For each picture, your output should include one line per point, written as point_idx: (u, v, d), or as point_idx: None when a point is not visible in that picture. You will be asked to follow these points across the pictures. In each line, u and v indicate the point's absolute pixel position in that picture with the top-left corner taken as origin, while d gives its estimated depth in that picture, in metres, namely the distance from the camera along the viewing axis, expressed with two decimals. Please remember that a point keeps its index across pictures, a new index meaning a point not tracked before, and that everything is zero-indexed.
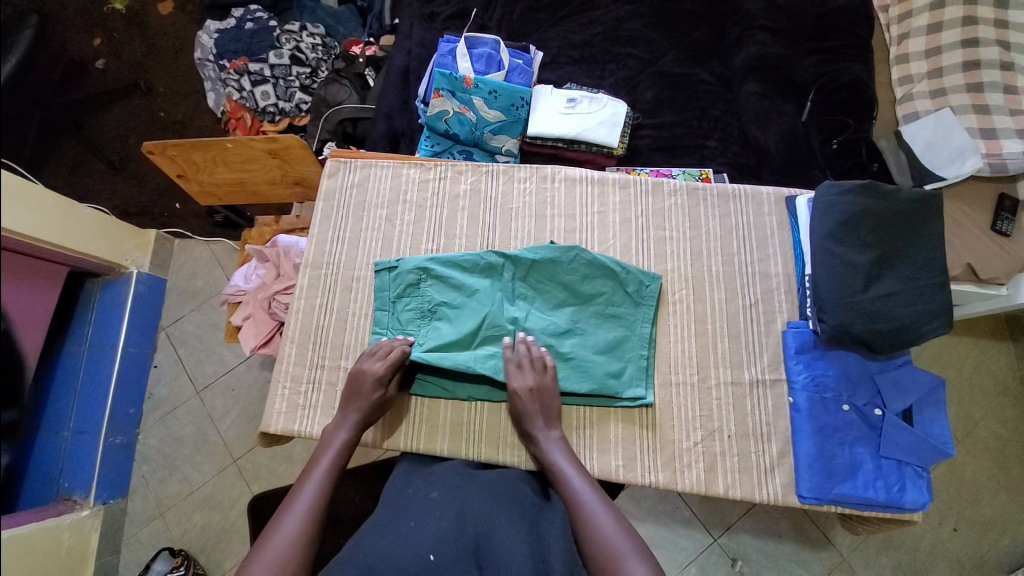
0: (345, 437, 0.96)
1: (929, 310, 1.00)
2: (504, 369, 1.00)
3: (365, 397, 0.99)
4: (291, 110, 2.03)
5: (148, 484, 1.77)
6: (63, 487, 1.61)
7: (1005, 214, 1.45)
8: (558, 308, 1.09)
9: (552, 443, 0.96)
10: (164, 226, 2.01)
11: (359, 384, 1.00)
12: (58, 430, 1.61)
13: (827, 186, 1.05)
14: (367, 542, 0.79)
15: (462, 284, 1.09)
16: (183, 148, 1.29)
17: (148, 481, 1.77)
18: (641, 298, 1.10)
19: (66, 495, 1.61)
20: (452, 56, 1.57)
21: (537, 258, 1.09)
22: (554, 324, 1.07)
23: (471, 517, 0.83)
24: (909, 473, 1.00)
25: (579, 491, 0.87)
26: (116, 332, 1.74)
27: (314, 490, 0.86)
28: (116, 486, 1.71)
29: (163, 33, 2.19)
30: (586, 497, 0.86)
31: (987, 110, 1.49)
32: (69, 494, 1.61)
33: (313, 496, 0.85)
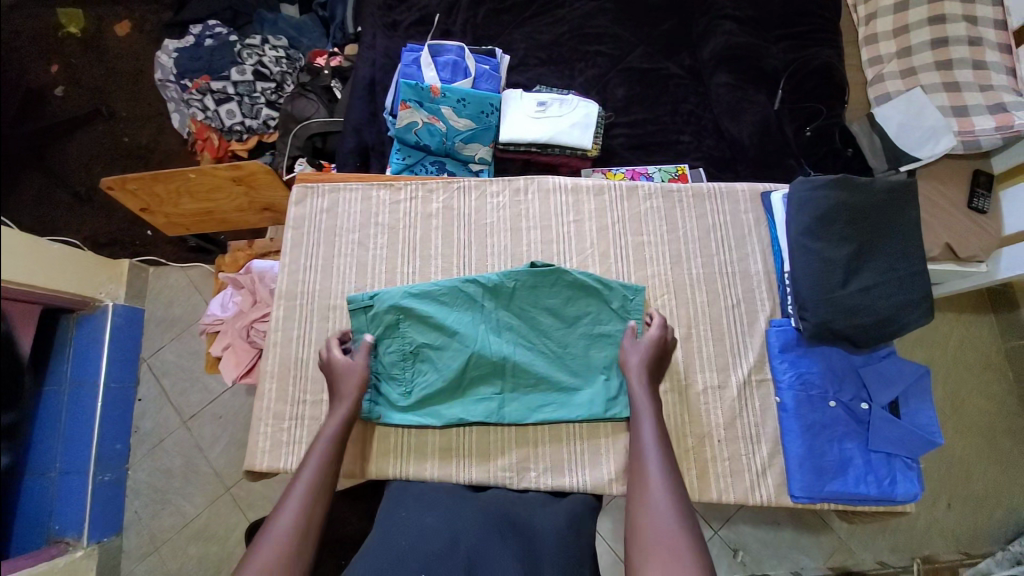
0: (335, 431, 0.94)
1: (911, 300, 1.00)
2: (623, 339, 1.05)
3: (352, 397, 0.98)
4: (258, 126, 1.95)
5: (141, 519, 1.72)
6: (53, 530, 1.57)
7: (981, 190, 1.46)
8: (543, 334, 1.07)
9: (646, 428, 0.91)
10: (136, 255, 1.92)
11: (344, 384, 0.99)
12: (44, 471, 1.57)
13: (802, 182, 1.04)
14: (360, 559, 0.78)
15: (448, 322, 1.06)
16: (145, 180, 1.25)
17: (142, 516, 1.72)
18: (628, 313, 1.08)
19: (59, 537, 1.57)
20: (417, 66, 1.54)
21: (517, 282, 1.07)
22: (540, 353, 1.06)
23: (464, 539, 0.82)
24: (899, 465, 1.01)
25: (651, 484, 0.82)
26: (95, 364, 1.69)
27: (307, 490, 0.84)
28: (110, 525, 1.66)
29: (121, 55, 2.12)
30: (656, 494, 0.81)
31: (958, 87, 1.49)
32: (61, 536, 1.57)
33: (306, 495, 0.84)
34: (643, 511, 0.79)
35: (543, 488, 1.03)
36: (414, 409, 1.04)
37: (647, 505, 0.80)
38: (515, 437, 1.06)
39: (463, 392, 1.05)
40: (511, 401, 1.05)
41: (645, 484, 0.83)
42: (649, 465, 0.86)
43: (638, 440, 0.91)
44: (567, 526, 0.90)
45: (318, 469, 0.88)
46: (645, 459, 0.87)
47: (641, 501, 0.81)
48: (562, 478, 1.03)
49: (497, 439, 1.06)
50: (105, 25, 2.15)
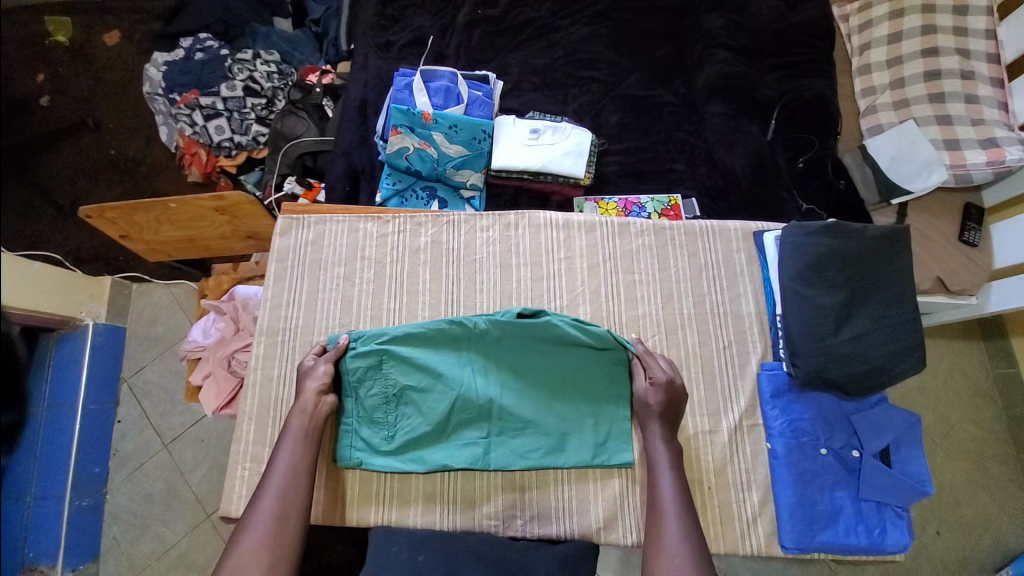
0: (301, 423, 0.98)
1: (901, 348, 1.04)
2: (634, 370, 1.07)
3: (311, 398, 0.99)
4: (247, 143, 1.82)
5: (119, 545, 1.57)
6: (28, 556, 1.45)
7: (971, 223, 1.45)
8: (530, 377, 1.07)
9: (658, 437, 1.00)
10: (118, 270, 1.78)
11: (308, 382, 1.02)
12: (20, 496, 1.45)
13: (794, 228, 1.09)
14: None
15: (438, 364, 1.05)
16: (124, 210, 1.29)
17: (120, 542, 1.58)
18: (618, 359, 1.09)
19: (33, 564, 1.45)
20: (409, 90, 1.52)
21: (502, 328, 1.06)
22: (527, 396, 1.05)
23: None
24: (889, 514, 1.03)
25: (663, 493, 0.95)
26: (76, 384, 1.56)
27: (283, 479, 0.93)
28: (87, 549, 1.53)
29: (109, 66, 2.00)
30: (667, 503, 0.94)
31: (950, 120, 1.48)
32: (36, 564, 1.45)
33: (280, 484, 0.92)
34: (656, 519, 0.93)
35: (530, 536, 1.02)
36: (398, 453, 1.03)
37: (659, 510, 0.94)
38: (501, 483, 1.04)
39: (447, 436, 1.04)
40: (498, 446, 1.03)
41: (657, 491, 0.96)
42: (661, 474, 0.97)
43: (653, 450, 1.00)
44: None
45: (291, 458, 0.95)
46: (659, 467, 0.98)
47: (655, 507, 0.95)
48: (549, 526, 1.03)
49: (482, 485, 1.05)
50: (94, 33, 2.03)
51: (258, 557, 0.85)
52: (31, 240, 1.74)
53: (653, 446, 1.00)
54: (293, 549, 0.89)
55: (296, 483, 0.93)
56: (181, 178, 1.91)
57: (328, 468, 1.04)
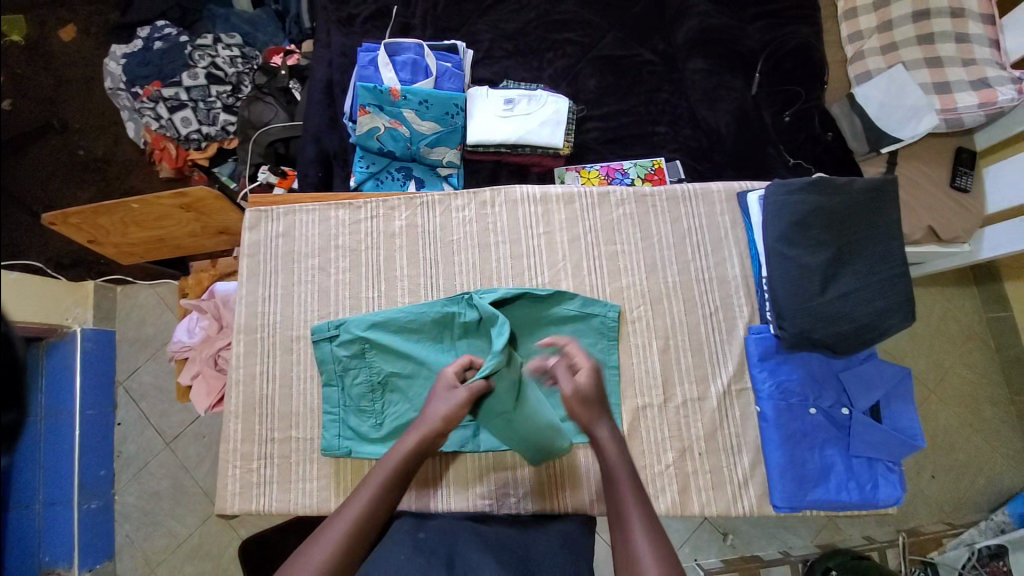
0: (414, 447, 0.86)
1: (891, 305, 1.02)
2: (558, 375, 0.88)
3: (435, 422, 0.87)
4: (217, 134, 1.73)
5: (133, 542, 1.57)
6: (44, 560, 1.43)
7: (963, 168, 1.41)
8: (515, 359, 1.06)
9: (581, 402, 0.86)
10: (100, 274, 1.71)
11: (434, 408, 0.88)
12: (26, 504, 1.42)
13: (777, 187, 1.07)
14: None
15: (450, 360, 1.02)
16: (87, 214, 1.28)
17: (134, 539, 1.57)
18: (607, 332, 1.09)
19: (50, 567, 1.43)
20: (374, 66, 1.45)
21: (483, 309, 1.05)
22: None
23: (460, 563, 0.80)
24: (881, 470, 1.05)
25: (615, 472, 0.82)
26: (70, 392, 1.52)
27: (355, 531, 0.76)
28: (101, 549, 1.52)
29: (67, 62, 1.90)
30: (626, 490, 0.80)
31: (939, 62, 1.41)
32: (52, 567, 1.43)
33: (347, 534, 0.76)
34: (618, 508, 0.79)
35: (523, 513, 1.05)
36: (387, 440, 1.03)
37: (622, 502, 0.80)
38: (494, 467, 1.06)
39: None
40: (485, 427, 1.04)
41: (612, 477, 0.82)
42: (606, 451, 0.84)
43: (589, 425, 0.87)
44: (561, 544, 0.92)
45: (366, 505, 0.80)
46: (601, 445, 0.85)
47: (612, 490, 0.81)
48: (542, 501, 1.05)
49: (473, 466, 1.06)
50: (48, 29, 1.92)
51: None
52: (8, 251, 1.66)
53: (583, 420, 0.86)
54: None
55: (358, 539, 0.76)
56: (151, 175, 1.84)
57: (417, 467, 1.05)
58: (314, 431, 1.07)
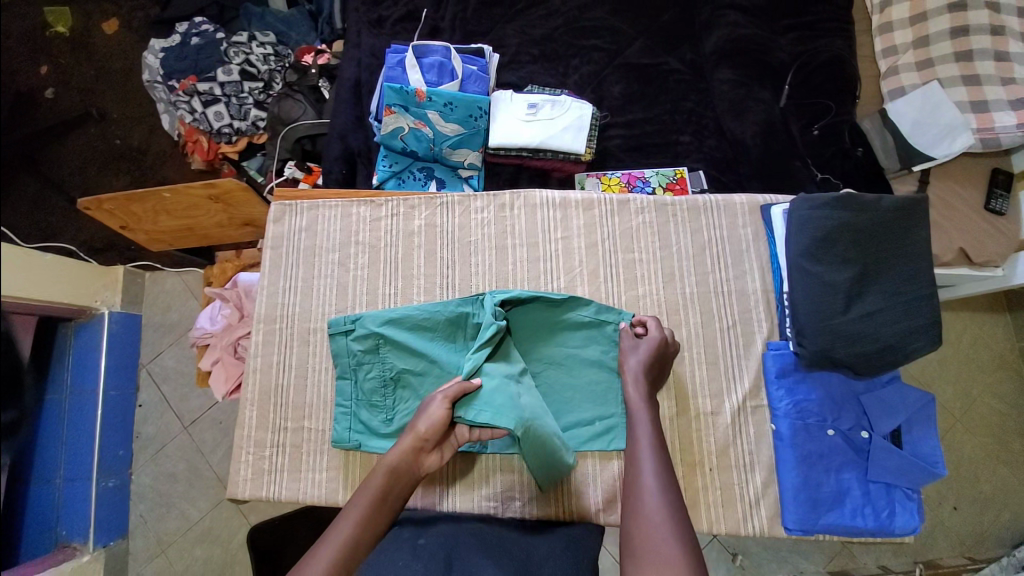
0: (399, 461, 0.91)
1: (916, 327, 1.00)
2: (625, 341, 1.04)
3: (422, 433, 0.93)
4: (247, 128, 1.78)
5: (147, 522, 1.61)
6: (61, 534, 1.48)
7: (999, 190, 1.36)
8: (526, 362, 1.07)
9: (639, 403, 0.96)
10: (130, 259, 1.77)
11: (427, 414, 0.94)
12: (48, 478, 1.47)
13: (802, 201, 1.05)
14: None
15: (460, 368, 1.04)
16: (120, 200, 1.33)
17: (148, 519, 1.61)
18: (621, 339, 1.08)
19: (66, 542, 1.48)
20: (402, 68, 1.47)
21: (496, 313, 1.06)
22: None
23: (457, 564, 0.82)
24: (899, 497, 1.02)
25: (643, 494, 0.82)
26: (94, 372, 1.57)
27: (345, 546, 0.79)
28: (117, 526, 1.57)
29: (111, 55, 1.97)
30: (651, 516, 0.79)
31: (978, 81, 1.37)
32: (69, 541, 1.48)
33: (341, 549, 0.78)
34: (637, 520, 0.79)
35: (528, 517, 1.04)
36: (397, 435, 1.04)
37: (644, 526, 0.78)
38: (501, 469, 1.06)
39: None
40: None
41: (640, 499, 0.82)
42: (642, 471, 0.85)
43: (634, 440, 0.91)
44: (566, 554, 0.92)
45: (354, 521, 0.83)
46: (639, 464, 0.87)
47: (634, 511, 0.81)
48: (547, 507, 1.04)
49: (480, 467, 1.07)
50: (93, 23, 2.00)
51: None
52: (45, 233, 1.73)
53: (636, 433, 0.92)
54: None
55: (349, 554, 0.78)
56: (184, 168, 1.91)
57: None
58: (327, 422, 1.09)
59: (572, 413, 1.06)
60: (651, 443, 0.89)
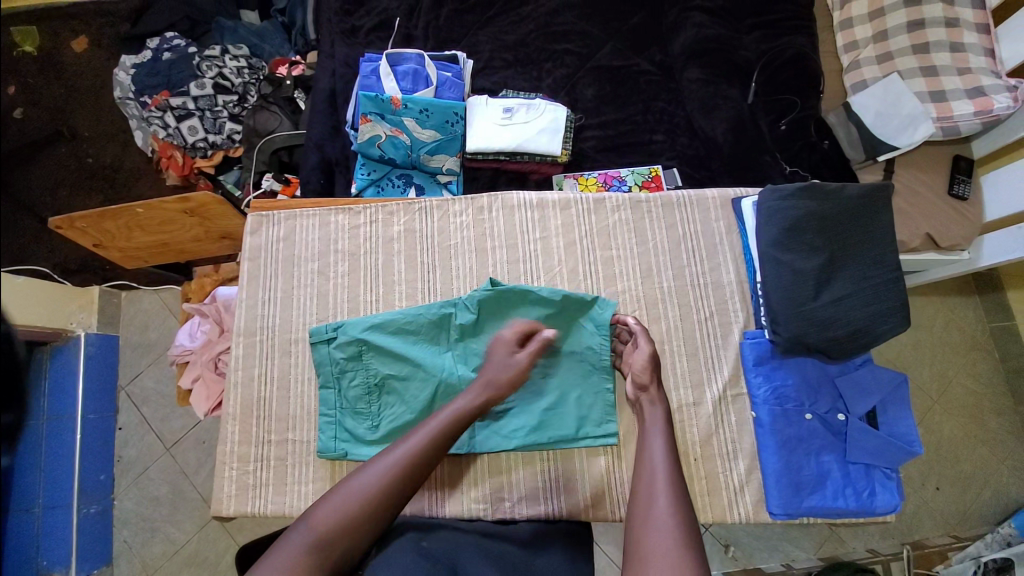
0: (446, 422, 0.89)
1: (885, 309, 1.03)
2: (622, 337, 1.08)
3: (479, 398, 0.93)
4: (222, 142, 1.76)
5: (132, 548, 1.57)
6: (42, 565, 1.43)
7: (960, 176, 1.42)
8: None
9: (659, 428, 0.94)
10: (106, 279, 1.73)
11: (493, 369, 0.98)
12: (27, 507, 1.43)
13: (770, 192, 1.08)
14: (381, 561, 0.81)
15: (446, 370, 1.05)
16: (92, 218, 1.32)
17: (132, 545, 1.57)
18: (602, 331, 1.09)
19: (47, 572, 1.44)
20: (376, 76, 1.48)
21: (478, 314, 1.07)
22: None
23: None
24: (878, 476, 1.05)
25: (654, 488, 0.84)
26: (72, 396, 1.53)
27: (359, 499, 0.80)
28: (100, 554, 1.52)
29: (79, 72, 1.94)
30: (660, 520, 0.80)
31: (935, 72, 1.43)
32: (49, 572, 1.44)
33: (362, 498, 0.80)
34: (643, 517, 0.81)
35: (519, 517, 1.05)
36: (384, 441, 1.03)
37: (652, 536, 0.78)
38: (488, 472, 1.07)
39: None
40: (482, 429, 1.04)
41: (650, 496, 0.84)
42: (657, 495, 0.83)
43: (649, 462, 0.89)
44: (559, 553, 0.93)
45: (380, 478, 0.81)
46: (654, 486, 0.85)
47: (647, 536, 0.79)
48: (539, 506, 1.05)
49: (469, 470, 1.07)
50: (61, 41, 1.96)
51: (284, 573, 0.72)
52: (16, 256, 1.69)
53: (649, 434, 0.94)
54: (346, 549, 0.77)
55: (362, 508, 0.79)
56: (159, 182, 1.86)
57: None
58: (311, 433, 1.08)
59: (555, 411, 1.05)
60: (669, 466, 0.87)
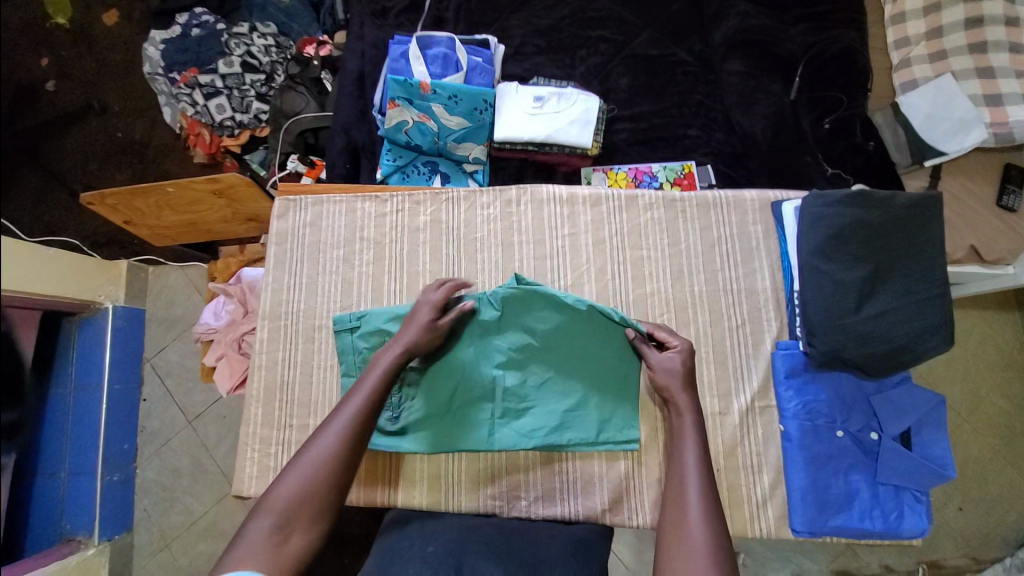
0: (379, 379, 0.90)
1: (928, 327, 0.99)
2: (640, 348, 1.01)
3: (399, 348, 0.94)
4: (249, 121, 1.76)
5: (151, 516, 1.61)
6: (66, 528, 1.49)
7: (1013, 186, 1.34)
8: (534, 358, 1.06)
9: (689, 427, 0.90)
10: (134, 254, 1.77)
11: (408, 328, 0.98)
12: (53, 472, 1.48)
13: (815, 198, 1.03)
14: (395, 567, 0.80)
15: (468, 367, 1.04)
16: (123, 196, 1.33)
17: (152, 514, 1.62)
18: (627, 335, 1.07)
19: (71, 535, 1.49)
20: (405, 60, 1.45)
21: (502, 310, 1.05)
22: (532, 376, 1.06)
23: (471, 566, 0.81)
24: (908, 499, 1.02)
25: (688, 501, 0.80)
26: (99, 366, 1.57)
27: (318, 466, 0.77)
28: (121, 520, 1.57)
29: (111, 46, 1.94)
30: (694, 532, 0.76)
31: (992, 74, 1.34)
32: (73, 534, 1.49)
33: (319, 466, 0.77)
34: (676, 528, 0.77)
35: (534, 516, 1.05)
36: (403, 433, 1.03)
37: (685, 546, 0.75)
38: (506, 470, 1.06)
39: (453, 416, 1.04)
40: (501, 427, 1.04)
41: (683, 508, 0.79)
42: (688, 501, 0.80)
43: (681, 466, 0.85)
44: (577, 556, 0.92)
45: (333, 448, 0.80)
46: (685, 492, 0.81)
47: (675, 518, 0.79)
48: (555, 506, 1.05)
49: (486, 467, 1.06)
50: (95, 14, 1.97)
51: (253, 565, 0.67)
52: (49, 228, 1.73)
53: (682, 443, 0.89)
54: (315, 521, 0.74)
55: (322, 480, 0.77)
56: (186, 160, 1.87)
57: (422, 471, 1.07)
58: None
59: (575, 412, 1.04)
60: (700, 470, 0.84)
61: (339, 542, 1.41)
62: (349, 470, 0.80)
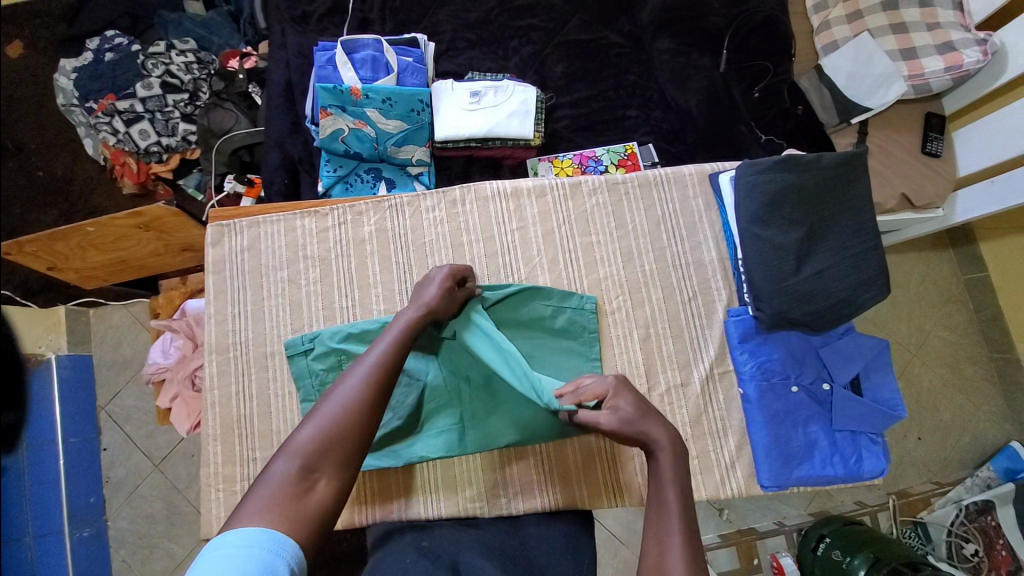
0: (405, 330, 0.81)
1: (864, 278, 1.03)
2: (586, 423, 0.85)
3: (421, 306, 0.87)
4: (177, 144, 1.65)
5: (131, 568, 1.53)
6: None
7: (934, 134, 1.41)
8: None
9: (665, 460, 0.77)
10: (71, 297, 1.65)
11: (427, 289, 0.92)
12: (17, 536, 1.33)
13: (748, 167, 1.05)
14: None
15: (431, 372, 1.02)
16: (42, 240, 1.24)
17: (131, 564, 1.54)
18: (585, 322, 1.09)
19: None
20: (332, 66, 1.39)
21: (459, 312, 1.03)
22: None
23: (464, 567, 0.80)
24: (864, 442, 1.07)
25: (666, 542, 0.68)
26: (51, 422, 1.46)
27: (348, 410, 0.67)
28: None
29: (17, 80, 1.80)
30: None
31: (905, 29, 1.40)
32: None
33: (347, 410, 0.67)
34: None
35: (516, 513, 1.04)
36: (377, 449, 1.02)
37: None
38: (482, 470, 1.06)
39: (424, 425, 1.03)
40: (472, 429, 1.02)
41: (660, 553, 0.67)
42: (666, 546, 0.67)
43: (661, 504, 0.72)
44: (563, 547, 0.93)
45: (361, 390, 0.70)
46: (665, 535, 0.68)
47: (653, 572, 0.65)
48: (535, 499, 1.05)
49: (462, 471, 1.06)
50: None
51: (271, 515, 0.56)
52: None
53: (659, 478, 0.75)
54: (341, 469, 0.64)
55: (350, 428, 0.66)
56: (115, 193, 1.76)
57: (397, 485, 1.05)
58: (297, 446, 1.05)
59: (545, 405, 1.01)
60: (681, 510, 0.71)
61: (330, 563, 1.39)
62: (377, 419, 0.70)
